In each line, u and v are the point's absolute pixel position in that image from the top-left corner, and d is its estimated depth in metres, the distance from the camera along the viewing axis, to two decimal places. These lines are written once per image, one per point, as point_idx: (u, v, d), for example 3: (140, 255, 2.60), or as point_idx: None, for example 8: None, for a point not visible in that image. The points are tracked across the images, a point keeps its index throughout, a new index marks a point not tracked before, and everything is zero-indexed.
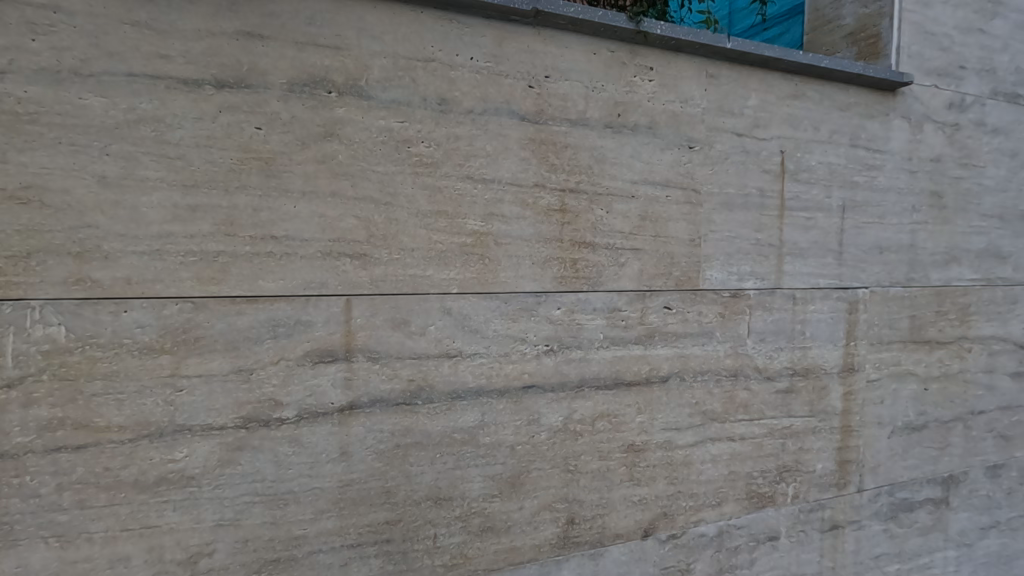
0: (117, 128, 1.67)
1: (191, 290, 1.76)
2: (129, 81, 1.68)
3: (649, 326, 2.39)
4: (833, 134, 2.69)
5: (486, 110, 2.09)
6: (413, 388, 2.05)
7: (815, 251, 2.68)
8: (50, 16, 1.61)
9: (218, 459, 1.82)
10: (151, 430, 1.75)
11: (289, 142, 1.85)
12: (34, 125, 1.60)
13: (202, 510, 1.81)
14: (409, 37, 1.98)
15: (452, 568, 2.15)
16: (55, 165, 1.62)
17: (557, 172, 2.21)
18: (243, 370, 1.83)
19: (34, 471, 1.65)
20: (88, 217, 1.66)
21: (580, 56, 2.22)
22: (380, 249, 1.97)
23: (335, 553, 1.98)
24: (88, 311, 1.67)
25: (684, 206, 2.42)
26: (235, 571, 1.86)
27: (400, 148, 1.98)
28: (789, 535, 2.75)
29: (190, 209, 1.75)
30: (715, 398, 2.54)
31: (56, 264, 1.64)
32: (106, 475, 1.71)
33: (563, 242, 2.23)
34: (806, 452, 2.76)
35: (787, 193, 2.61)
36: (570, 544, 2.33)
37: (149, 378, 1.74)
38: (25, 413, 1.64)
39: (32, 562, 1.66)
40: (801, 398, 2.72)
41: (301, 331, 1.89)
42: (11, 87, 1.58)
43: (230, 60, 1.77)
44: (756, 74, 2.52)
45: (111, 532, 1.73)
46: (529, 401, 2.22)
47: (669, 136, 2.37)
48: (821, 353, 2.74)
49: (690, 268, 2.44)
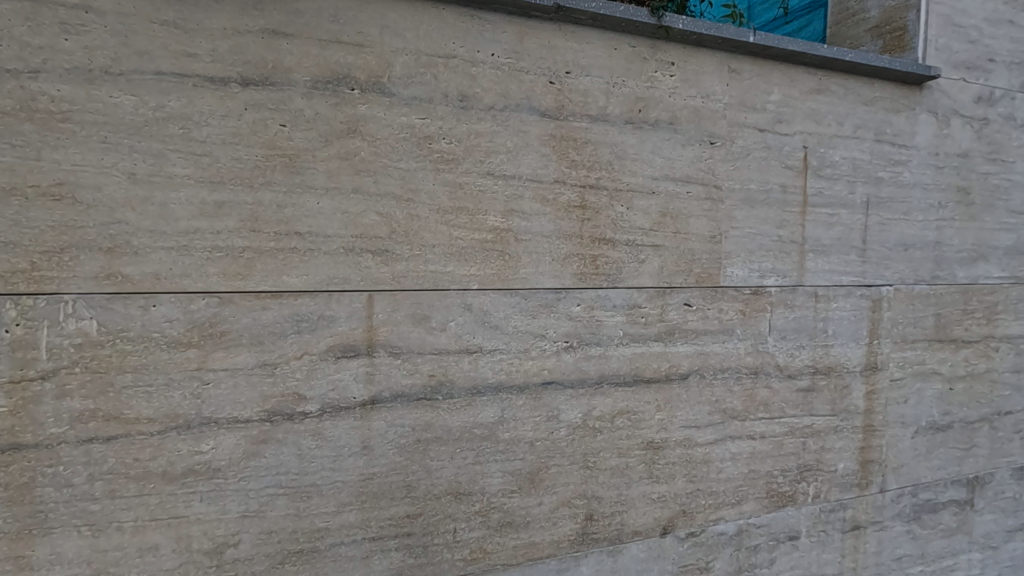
0: (146, 126, 1.70)
1: (217, 285, 1.79)
2: (158, 79, 1.71)
3: (669, 323, 2.38)
4: (858, 130, 2.65)
5: (507, 106, 2.09)
6: (434, 383, 2.06)
7: (838, 248, 2.65)
8: (82, 16, 1.64)
9: (244, 451, 1.85)
10: (179, 423, 1.78)
11: (312, 138, 1.86)
12: (67, 123, 1.64)
13: (228, 501, 1.85)
14: (430, 34, 1.99)
15: (471, 562, 2.17)
16: (86, 163, 1.66)
17: (577, 168, 2.20)
18: (267, 365, 1.86)
19: (68, 461, 1.69)
20: (119, 214, 1.69)
21: (601, 52, 2.21)
22: (401, 245, 1.99)
23: (357, 546, 2.01)
24: (118, 305, 1.71)
25: (705, 202, 2.40)
26: (260, 562, 1.90)
27: (422, 145, 1.99)
28: (810, 535, 2.72)
29: (217, 205, 1.77)
30: (735, 396, 2.52)
31: (88, 259, 1.67)
32: (136, 466, 1.75)
33: (583, 239, 2.22)
34: (828, 452, 2.72)
35: (811, 189, 2.58)
36: (589, 541, 2.33)
37: (176, 371, 1.77)
38: (58, 404, 1.68)
39: (65, 549, 1.71)
40: (823, 397, 2.69)
41: (324, 326, 1.91)
42: (45, 87, 1.62)
43: (255, 58, 1.80)
44: (779, 69, 2.48)
45: (141, 522, 1.77)
46: (548, 398, 2.22)
47: (690, 131, 2.35)
48: (844, 352, 2.70)
49: (710, 264, 2.42)
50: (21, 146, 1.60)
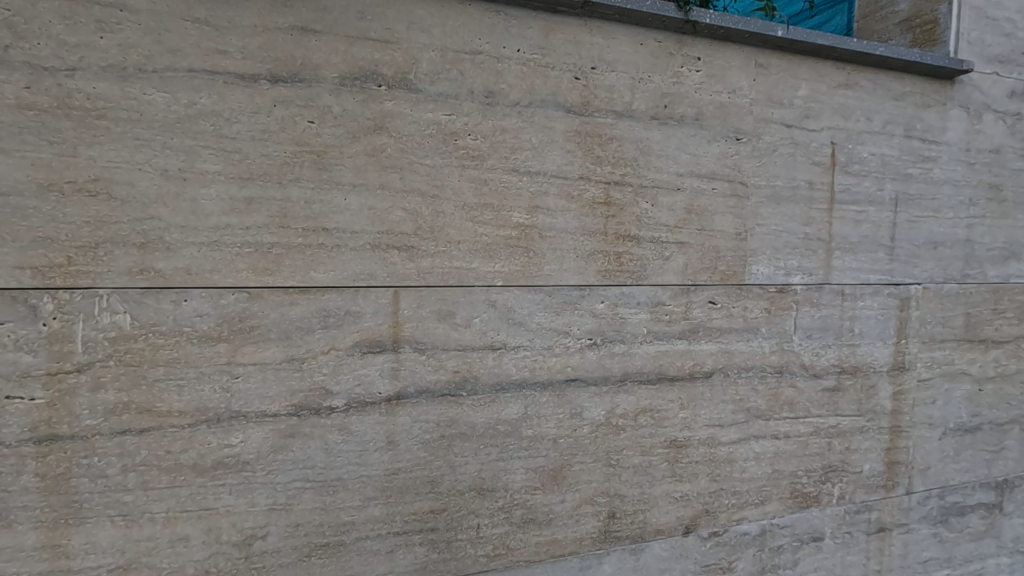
0: (178, 123, 1.72)
1: (246, 280, 1.81)
2: (190, 76, 1.73)
3: (693, 321, 2.35)
4: (887, 125, 2.60)
5: (532, 102, 2.09)
6: (458, 379, 2.06)
7: (866, 246, 2.60)
8: (117, 14, 1.66)
9: (272, 445, 1.87)
10: (209, 416, 1.81)
11: (340, 135, 1.87)
12: (102, 120, 1.66)
13: (256, 494, 1.87)
14: (457, 30, 1.98)
15: (494, 558, 2.17)
16: (121, 159, 1.68)
17: (602, 164, 2.19)
18: (295, 359, 1.88)
19: (102, 453, 1.72)
20: (152, 209, 1.71)
21: (626, 47, 2.19)
22: (427, 242, 1.99)
23: (382, 540, 2.02)
24: (151, 300, 1.73)
25: (731, 199, 2.37)
26: (287, 554, 1.92)
27: (447, 141, 1.99)
28: (835, 536, 2.68)
29: (246, 201, 1.79)
30: (759, 395, 2.49)
31: (122, 254, 1.70)
32: (167, 458, 1.78)
33: (607, 235, 2.21)
34: (853, 452, 2.68)
35: (838, 186, 2.54)
36: (612, 538, 2.32)
37: (207, 365, 1.79)
38: (93, 397, 1.71)
39: (99, 539, 1.74)
40: (849, 397, 2.65)
41: (350, 321, 1.92)
42: (81, 84, 1.64)
43: (284, 55, 1.81)
44: (807, 63, 2.44)
45: (172, 513, 1.80)
46: (571, 395, 2.22)
47: (716, 127, 2.33)
48: (870, 351, 2.66)
49: (735, 262, 2.40)
50: (58, 143, 1.63)
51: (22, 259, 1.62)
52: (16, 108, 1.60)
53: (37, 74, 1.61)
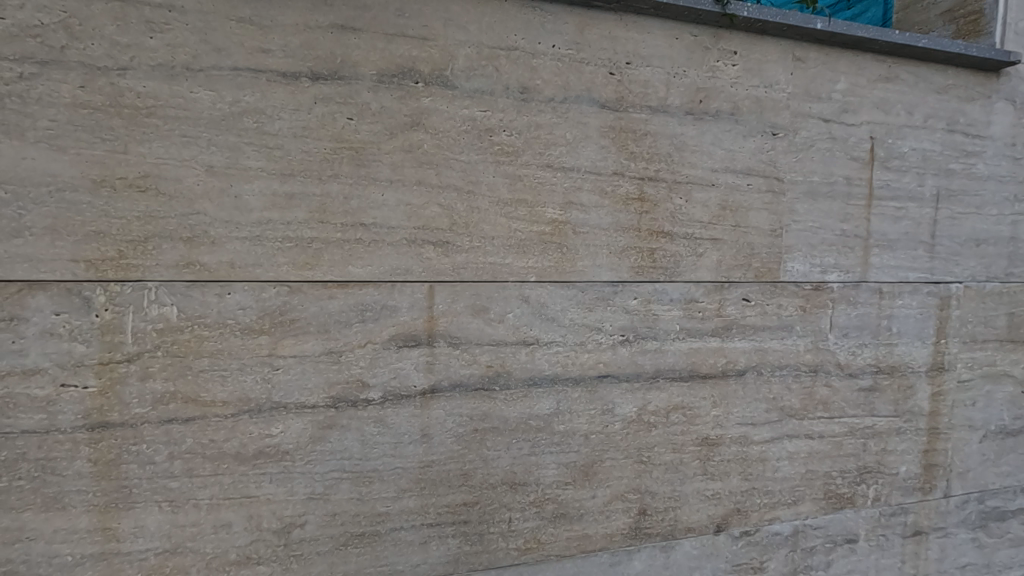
0: (223, 120, 1.77)
1: (287, 274, 1.85)
2: (234, 75, 1.77)
3: (727, 319, 2.33)
4: (929, 119, 2.53)
5: (567, 98, 2.09)
6: (491, 373, 2.08)
7: (905, 243, 2.54)
8: (165, 15, 1.71)
9: (311, 435, 1.92)
10: (251, 406, 1.86)
11: (378, 131, 1.90)
12: (152, 118, 1.71)
13: (296, 483, 1.92)
14: (493, 26, 1.99)
15: (526, 552, 2.19)
16: (169, 155, 1.73)
17: (636, 160, 2.18)
18: (333, 352, 1.91)
19: (150, 440, 1.78)
20: (197, 205, 1.76)
21: (662, 42, 2.17)
22: (462, 237, 2.01)
23: (416, 532, 2.05)
24: (197, 293, 1.78)
25: (766, 195, 2.34)
26: (324, 543, 1.96)
27: (483, 137, 2.00)
28: (869, 538, 2.64)
29: (287, 197, 1.83)
30: (794, 394, 2.46)
31: (169, 248, 1.75)
32: (211, 446, 1.83)
33: (640, 231, 2.20)
34: (889, 454, 2.63)
35: (877, 181, 2.48)
36: (642, 535, 2.32)
37: (249, 357, 1.84)
38: (142, 386, 1.77)
39: (147, 523, 1.80)
40: (886, 397, 2.60)
41: (386, 315, 1.95)
42: (132, 83, 1.70)
43: (325, 53, 1.84)
44: (846, 56, 2.39)
45: (216, 499, 1.85)
46: (603, 391, 2.22)
47: (752, 122, 2.30)
48: (908, 351, 2.60)
49: (770, 259, 2.37)
50: (110, 140, 1.69)
51: (76, 252, 1.68)
52: (71, 106, 1.66)
53: (91, 73, 1.67)
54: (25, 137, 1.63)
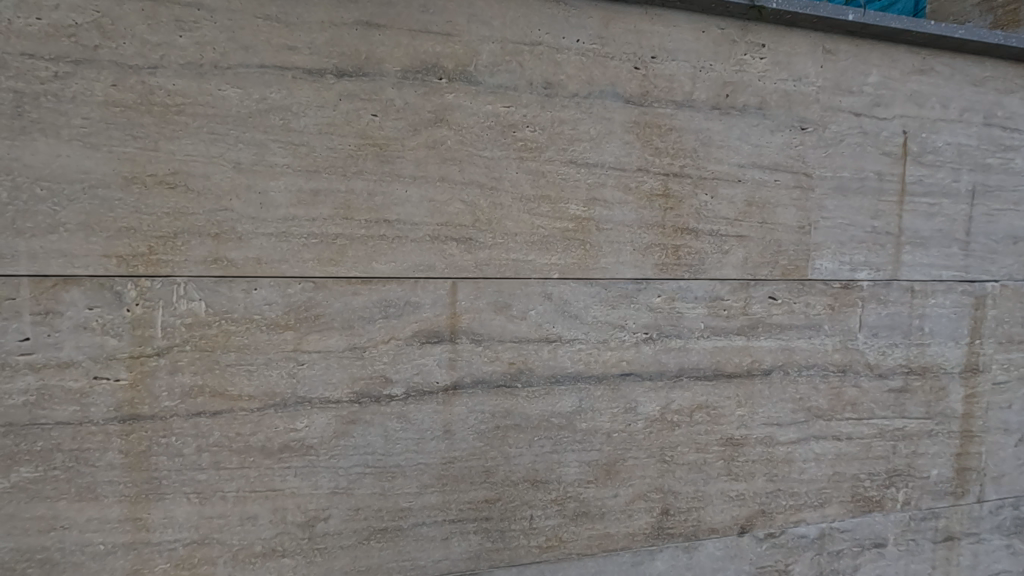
0: (250, 118, 1.78)
1: (312, 270, 1.86)
2: (261, 72, 1.78)
3: (752, 317, 2.29)
4: (965, 113, 2.45)
5: (591, 93, 2.07)
6: (513, 370, 2.07)
7: (939, 240, 2.47)
8: (195, 13, 1.73)
9: (334, 430, 1.93)
10: (277, 401, 1.88)
11: (402, 128, 1.90)
12: (181, 116, 1.74)
13: (320, 477, 1.93)
14: (517, 21, 1.98)
15: (547, 550, 2.18)
16: (197, 153, 1.75)
17: (661, 156, 2.15)
18: (357, 348, 1.92)
19: (179, 433, 1.81)
20: (225, 201, 1.78)
21: (688, 35, 2.14)
22: (484, 233, 2.00)
23: (438, 527, 2.06)
24: (224, 288, 1.80)
25: (795, 191, 2.29)
26: (348, 537, 1.98)
27: (506, 133, 1.99)
28: (898, 543, 2.57)
29: (312, 193, 1.84)
30: (821, 394, 2.41)
31: (198, 244, 1.78)
32: (238, 440, 1.86)
33: (665, 228, 2.17)
34: (920, 457, 2.56)
35: (910, 177, 2.41)
36: (665, 535, 2.29)
37: (275, 352, 1.86)
38: (171, 379, 1.80)
39: (175, 514, 1.83)
40: (917, 399, 2.53)
41: (410, 312, 1.96)
42: (162, 81, 1.72)
43: (350, 50, 1.84)
44: (878, 48, 2.33)
45: (242, 492, 1.88)
46: (626, 389, 2.19)
47: (780, 117, 2.25)
48: (941, 351, 2.53)
49: (798, 257, 2.32)
50: (141, 137, 1.72)
51: (108, 248, 1.72)
52: (104, 104, 1.69)
53: (122, 72, 1.69)
54: (60, 135, 1.66)
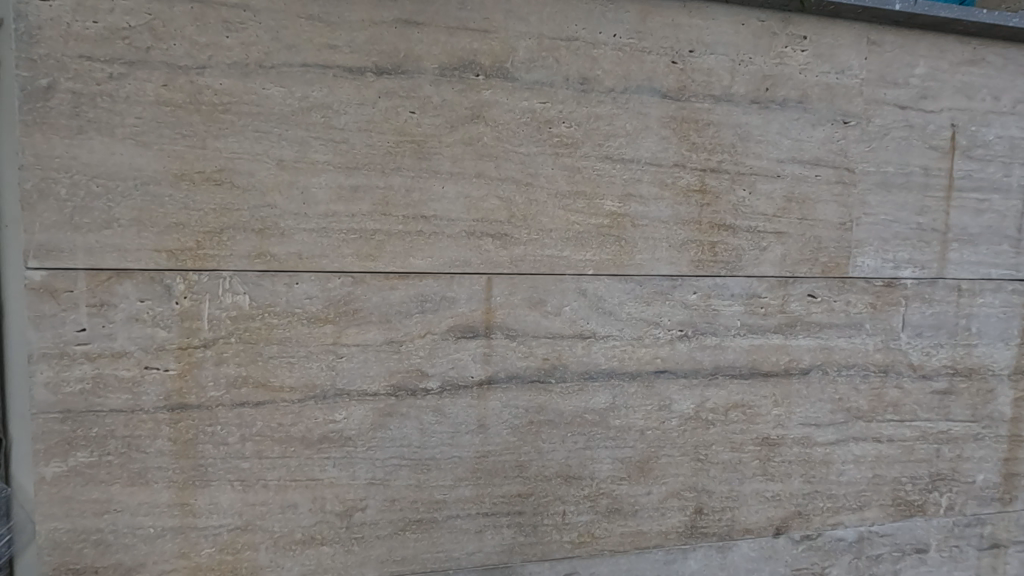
0: (293, 116, 1.83)
1: (351, 265, 1.90)
2: (303, 71, 1.82)
3: (791, 315, 2.25)
4: (1018, 105, 2.35)
5: (628, 88, 2.05)
6: (547, 366, 2.08)
7: (988, 237, 2.38)
8: (240, 14, 1.78)
9: (372, 422, 1.97)
10: (317, 393, 1.92)
11: (439, 125, 1.92)
12: (227, 114, 1.79)
13: (357, 468, 1.97)
14: (554, 17, 1.98)
15: (580, 545, 2.18)
16: (242, 150, 1.80)
17: (698, 151, 2.12)
18: (394, 342, 1.95)
19: (223, 422, 1.87)
20: (268, 197, 1.83)
21: (727, 29, 2.11)
22: (520, 229, 2.01)
23: (472, 520, 2.08)
24: (267, 282, 1.85)
25: (836, 187, 2.24)
26: (384, 527, 2.02)
27: (542, 129, 2.00)
28: (941, 549, 2.50)
29: (352, 190, 1.87)
30: (861, 395, 2.35)
31: (243, 240, 1.83)
32: (280, 430, 1.91)
33: (701, 224, 2.15)
34: (966, 461, 2.48)
35: (958, 172, 2.33)
36: (698, 535, 2.27)
37: (315, 345, 1.90)
38: (217, 370, 1.86)
39: (220, 501, 1.90)
40: (963, 401, 2.44)
41: (446, 306, 1.98)
42: (210, 81, 1.77)
43: (389, 48, 1.87)
44: (926, 38, 2.25)
45: (284, 481, 1.93)
46: (660, 387, 2.18)
47: (821, 110, 2.20)
48: (989, 352, 2.44)
49: (838, 254, 2.26)
50: (189, 136, 1.77)
51: (158, 242, 1.78)
52: (156, 104, 1.75)
53: (172, 73, 1.75)
54: (115, 134, 1.73)
